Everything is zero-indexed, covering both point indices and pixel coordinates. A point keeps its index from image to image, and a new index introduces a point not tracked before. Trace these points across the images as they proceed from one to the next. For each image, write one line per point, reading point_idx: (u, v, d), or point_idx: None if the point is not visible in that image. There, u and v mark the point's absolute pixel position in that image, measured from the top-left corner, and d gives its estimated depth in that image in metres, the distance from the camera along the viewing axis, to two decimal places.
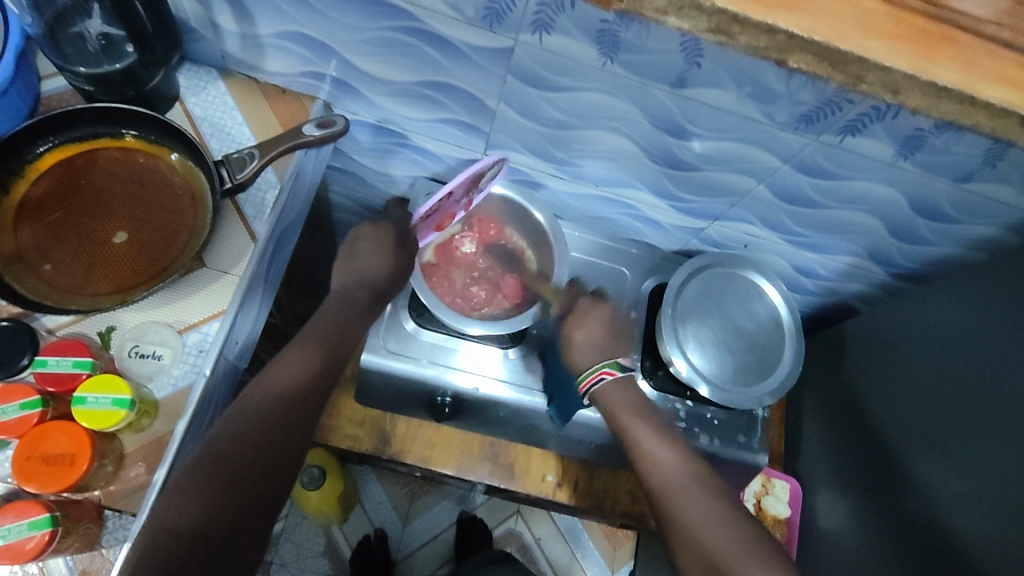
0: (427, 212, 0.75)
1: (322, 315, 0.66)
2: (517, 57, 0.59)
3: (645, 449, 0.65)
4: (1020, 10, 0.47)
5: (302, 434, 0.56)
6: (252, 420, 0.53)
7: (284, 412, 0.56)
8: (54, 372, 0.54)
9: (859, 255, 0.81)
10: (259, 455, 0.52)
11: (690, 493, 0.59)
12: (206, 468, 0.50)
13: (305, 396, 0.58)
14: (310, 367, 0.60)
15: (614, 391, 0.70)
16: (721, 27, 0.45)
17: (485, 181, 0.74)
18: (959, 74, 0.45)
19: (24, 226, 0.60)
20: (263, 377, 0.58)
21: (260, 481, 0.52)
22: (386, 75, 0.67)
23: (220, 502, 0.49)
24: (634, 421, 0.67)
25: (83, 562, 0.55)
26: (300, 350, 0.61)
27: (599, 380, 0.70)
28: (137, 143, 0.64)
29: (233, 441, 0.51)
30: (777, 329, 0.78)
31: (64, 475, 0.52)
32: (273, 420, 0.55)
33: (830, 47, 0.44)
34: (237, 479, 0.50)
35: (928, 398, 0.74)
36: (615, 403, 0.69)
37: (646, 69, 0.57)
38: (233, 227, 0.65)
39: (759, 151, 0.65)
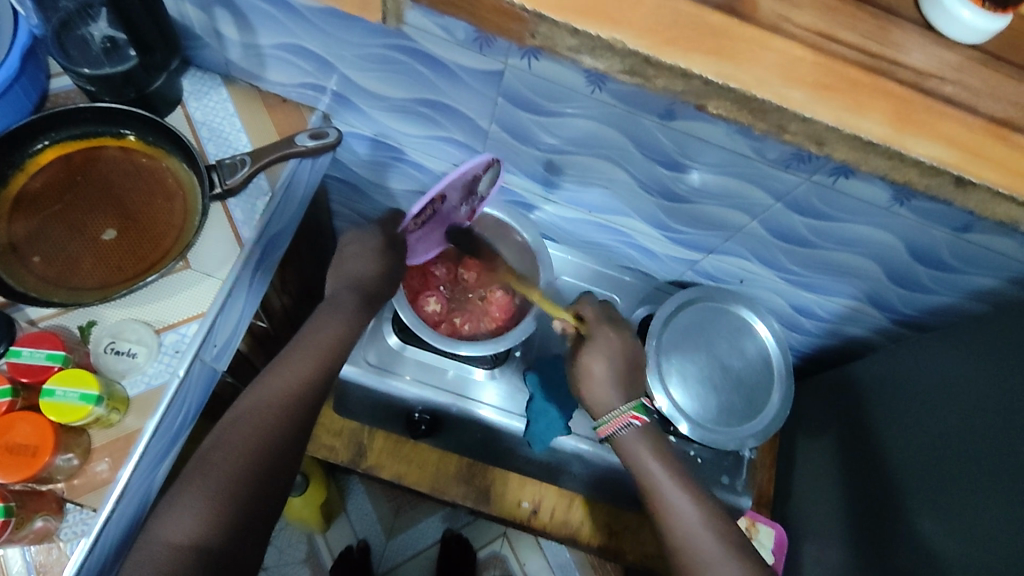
0: (420, 217, 0.72)
1: (318, 320, 0.66)
2: (507, 81, 0.59)
3: (668, 499, 0.63)
4: (968, 65, 0.46)
5: (296, 442, 0.57)
6: (242, 430, 0.55)
7: (275, 420, 0.56)
8: (27, 363, 0.55)
9: (858, 298, 0.79)
10: (250, 467, 0.53)
11: (715, 550, 0.59)
12: (200, 480, 0.52)
13: (299, 401, 0.58)
14: (301, 372, 0.60)
15: (636, 439, 0.67)
16: (634, 68, 0.45)
17: (483, 188, 0.71)
18: (886, 130, 0.44)
19: (19, 217, 0.62)
20: (259, 384, 0.59)
21: (251, 487, 0.53)
22: (382, 91, 0.68)
23: (219, 516, 0.50)
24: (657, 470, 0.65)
25: (41, 555, 0.55)
26: (294, 356, 0.61)
27: (625, 424, 0.67)
28: (137, 143, 0.66)
29: (228, 460, 0.53)
30: (765, 369, 0.76)
31: (27, 465, 0.53)
32: (264, 427, 0.55)
33: (747, 95, 0.44)
34: (232, 493, 0.52)
35: (919, 451, 0.72)
36: (636, 450, 0.66)
37: (632, 100, 0.56)
38: (222, 230, 0.66)
39: (752, 188, 0.64)
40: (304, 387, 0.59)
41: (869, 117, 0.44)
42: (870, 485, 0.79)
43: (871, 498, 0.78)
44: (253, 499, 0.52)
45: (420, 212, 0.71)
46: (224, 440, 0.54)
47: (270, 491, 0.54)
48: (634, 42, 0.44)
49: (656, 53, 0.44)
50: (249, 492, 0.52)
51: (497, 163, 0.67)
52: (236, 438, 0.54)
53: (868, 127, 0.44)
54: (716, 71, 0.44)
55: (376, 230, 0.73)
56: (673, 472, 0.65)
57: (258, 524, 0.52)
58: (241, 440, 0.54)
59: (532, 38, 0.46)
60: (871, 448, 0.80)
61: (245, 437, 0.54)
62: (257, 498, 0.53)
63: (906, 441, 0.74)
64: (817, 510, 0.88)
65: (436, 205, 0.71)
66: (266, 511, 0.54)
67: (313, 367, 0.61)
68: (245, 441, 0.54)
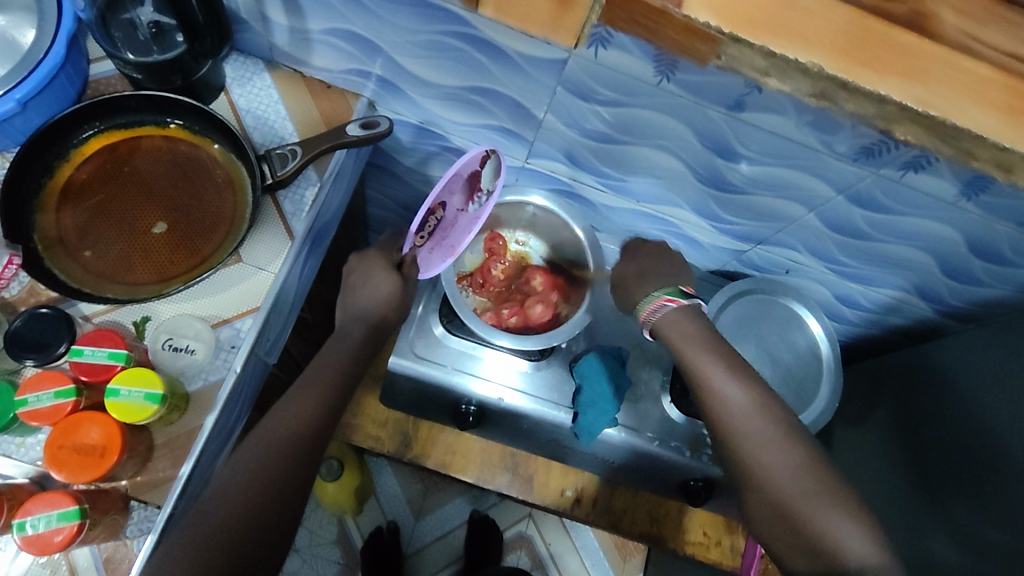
0: (425, 232, 0.68)
1: (323, 356, 0.64)
2: (569, 69, 0.57)
3: (708, 381, 0.61)
4: None
5: (302, 491, 0.55)
6: (264, 455, 0.54)
7: (282, 468, 0.54)
8: (89, 363, 0.54)
9: (906, 289, 0.78)
10: (244, 518, 0.51)
11: (761, 429, 0.58)
12: (221, 502, 0.51)
13: (300, 448, 0.56)
14: (319, 401, 0.59)
15: (675, 322, 0.65)
16: (826, 91, 0.46)
17: (487, 184, 0.64)
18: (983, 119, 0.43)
19: (67, 208, 0.61)
20: (277, 410, 0.58)
21: (275, 509, 0.53)
22: (433, 79, 0.66)
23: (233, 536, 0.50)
24: (700, 354, 0.63)
25: (106, 551, 0.55)
26: (295, 398, 0.59)
27: (661, 307, 0.66)
28: (181, 132, 0.64)
29: (226, 513, 0.50)
30: (814, 361, 0.76)
31: (95, 466, 0.52)
32: (283, 455, 0.55)
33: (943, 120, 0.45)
34: (226, 540, 0.49)
35: (962, 441, 0.73)
36: (674, 332, 0.65)
37: (703, 91, 0.55)
38: (271, 223, 0.64)
39: (813, 180, 0.63)
40: (305, 436, 0.57)
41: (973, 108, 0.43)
42: (909, 475, 0.80)
43: (910, 487, 0.79)
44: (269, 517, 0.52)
45: (420, 226, 0.67)
46: (242, 468, 0.53)
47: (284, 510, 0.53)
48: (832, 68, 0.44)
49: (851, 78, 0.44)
50: (259, 527, 0.51)
51: (495, 154, 0.63)
52: (234, 487, 0.52)
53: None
54: (908, 97, 0.44)
55: (376, 255, 0.72)
56: (714, 352, 0.63)
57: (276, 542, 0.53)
58: (244, 486, 0.52)
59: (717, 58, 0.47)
60: (907, 466, 0.80)
61: (249, 485, 0.52)
62: (259, 544, 0.51)
63: (944, 462, 0.75)
64: None
65: (439, 216, 0.67)
66: (281, 529, 0.53)
67: (314, 408, 0.59)
68: (245, 488, 0.52)
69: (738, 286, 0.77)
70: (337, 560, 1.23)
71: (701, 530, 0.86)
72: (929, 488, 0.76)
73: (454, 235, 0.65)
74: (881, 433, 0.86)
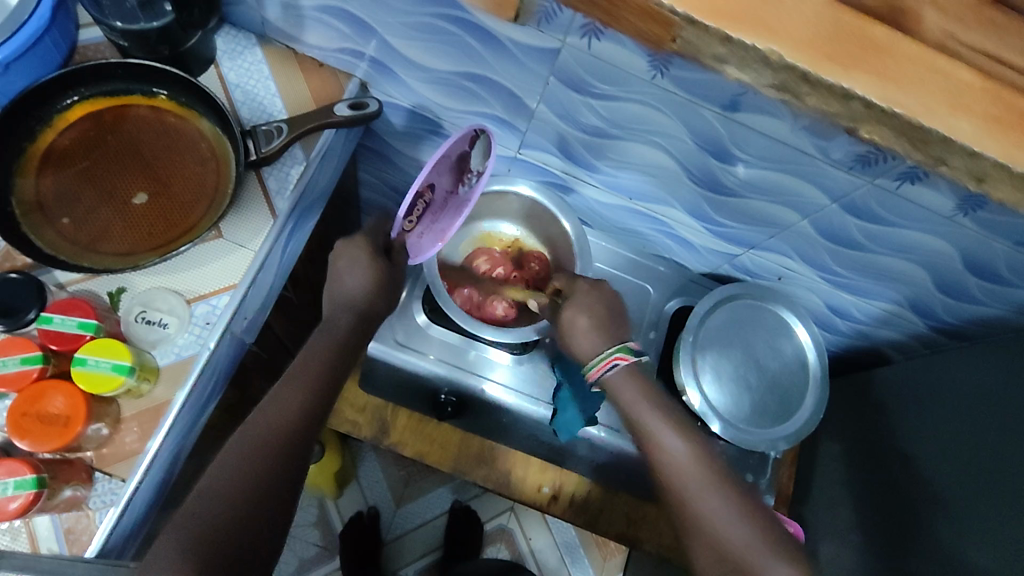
0: (414, 215, 0.66)
1: (310, 347, 0.62)
2: (562, 59, 0.56)
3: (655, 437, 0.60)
4: None
5: (284, 487, 0.54)
6: (246, 453, 0.53)
7: (269, 466, 0.53)
8: (58, 331, 0.54)
9: (899, 303, 0.77)
10: (227, 516, 0.50)
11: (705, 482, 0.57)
12: (200, 505, 0.50)
13: (288, 445, 0.55)
14: (303, 398, 0.58)
15: (625, 379, 0.62)
16: (787, 85, 0.42)
17: (477, 165, 0.64)
18: (971, 127, 0.41)
19: (47, 174, 0.60)
20: (260, 409, 0.57)
21: (263, 514, 0.52)
22: (425, 62, 0.65)
23: (211, 543, 0.49)
24: (646, 410, 0.61)
25: (68, 521, 0.54)
26: (282, 393, 0.58)
27: (612, 365, 0.62)
28: (168, 103, 0.63)
29: (207, 517, 0.50)
30: (801, 371, 0.75)
31: (60, 434, 0.52)
32: (263, 454, 0.54)
33: (912, 123, 0.41)
34: (215, 542, 0.49)
35: (953, 465, 0.71)
36: (624, 392, 0.62)
37: (696, 88, 0.53)
38: (254, 200, 0.63)
39: (807, 186, 0.61)
40: (291, 431, 0.56)
41: (965, 116, 0.41)
42: (897, 495, 0.78)
43: (897, 506, 0.77)
44: (252, 521, 0.51)
45: (408, 210, 0.64)
46: (226, 472, 0.52)
47: (265, 513, 0.52)
48: (793, 57, 0.40)
49: (815, 69, 0.40)
50: (239, 532, 0.50)
51: (484, 129, 0.62)
52: (220, 487, 0.51)
53: (965, 130, 0.41)
54: (874, 93, 0.40)
55: (360, 238, 0.68)
56: (659, 407, 0.61)
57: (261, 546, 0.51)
58: (231, 486, 0.51)
59: (674, 43, 0.43)
60: (893, 484, 0.79)
61: (229, 488, 0.51)
62: (239, 547, 0.50)
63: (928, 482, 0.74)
64: (834, 513, 0.88)
65: (427, 198, 0.65)
66: (262, 538, 0.52)
67: (301, 401, 0.58)
68: (225, 492, 0.51)
69: (729, 289, 0.76)
70: (315, 542, 1.24)
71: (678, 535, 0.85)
72: (914, 506, 0.74)
73: (451, 220, 0.62)
74: (869, 448, 0.85)
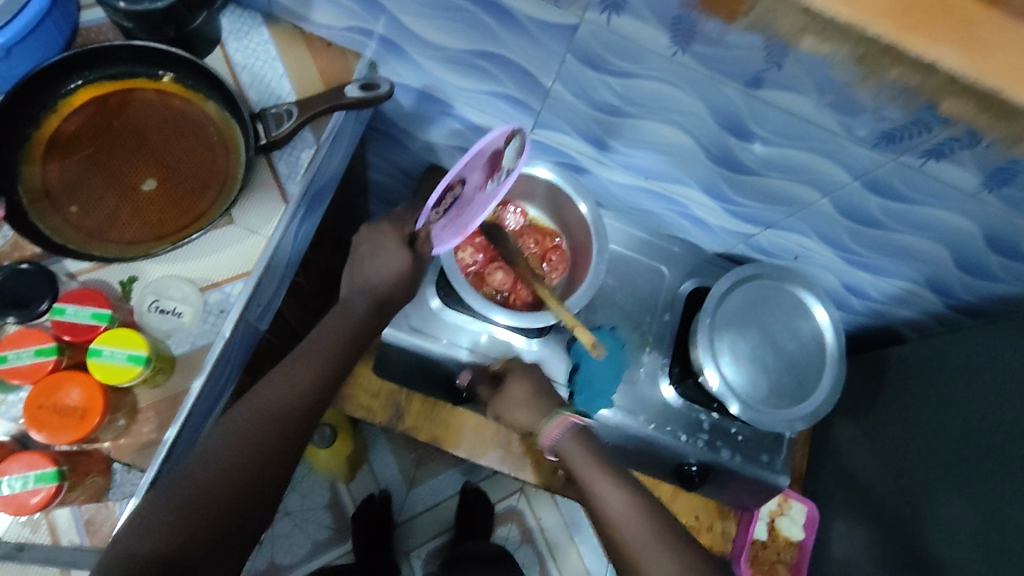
0: (441, 208, 0.66)
1: (321, 329, 0.62)
2: (580, 36, 0.54)
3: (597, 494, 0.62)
4: None
5: (279, 467, 0.53)
6: (248, 422, 0.53)
7: (269, 444, 0.53)
8: (71, 322, 0.53)
9: (917, 281, 0.76)
10: (223, 489, 0.50)
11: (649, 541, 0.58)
12: (197, 468, 0.50)
13: (290, 423, 0.55)
14: (310, 377, 0.57)
15: (573, 444, 0.66)
16: (868, 54, 0.44)
17: (508, 162, 0.58)
18: None
19: (53, 162, 0.59)
20: (268, 382, 0.56)
21: (257, 492, 0.51)
22: (438, 41, 0.63)
23: (197, 513, 0.48)
24: (592, 468, 0.64)
25: (89, 512, 0.54)
26: (290, 368, 0.57)
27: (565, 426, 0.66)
28: (174, 86, 0.62)
29: (201, 482, 0.49)
30: (818, 351, 0.74)
31: (76, 427, 0.51)
32: (264, 430, 0.53)
33: None
34: (204, 513, 0.48)
35: (965, 438, 0.71)
36: (572, 454, 0.66)
37: (720, 64, 0.52)
38: (265, 185, 0.62)
39: (829, 164, 0.60)
40: (297, 410, 0.56)
41: None
42: (909, 469, 0.79)
43: (909, 481, 0.78)
44: (241, 498, 0.50)
45: (437, 201, 0.65)
46: (225, 440, 0.52)
47: (258, 492, 0.51)
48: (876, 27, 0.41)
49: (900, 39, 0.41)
50: (229, 509, 0.49)
51: (524, 133, 0.57)
52: (222, 456, 0.51)
53: None
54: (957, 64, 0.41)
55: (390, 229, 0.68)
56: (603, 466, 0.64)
57: (247, 522, 0.51)
58: (235, 458, 0.51)
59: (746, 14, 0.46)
60: (905, 459, 0.80)
61: (228, 456, 0.51)
62: (223, 526, 0.49)
63: (942, 457, 0.74)
64: (849, 489, 0.89)
65: (458, 192, 0.65)
66: (247, 518, 0.51)
67: (309, 381, 0.57)
68: (221, 463, 0.51)
69: (744, 272, 0.76)
70: (328, 525, 1.24)
71: (694, 513, 0.88)
72: (928, 482, 0.75)
73: (469, 208, 0.60)
74: (882, 427, 0.85)
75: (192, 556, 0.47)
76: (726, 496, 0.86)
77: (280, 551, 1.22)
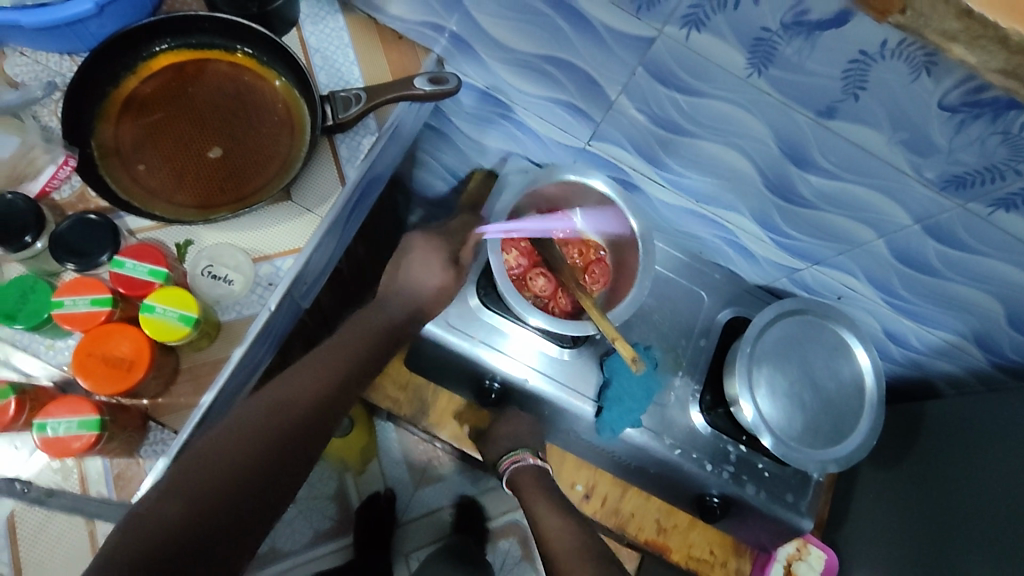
0: None
1: (345, 337, 0.67)
2: (655, 50, 0.55)
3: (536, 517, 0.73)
4: None
5: (304, 445, 0.55)
6: (282, 400, 0.56)
7: (298, 422, 0.55)
8: (128, 276, 0.54)
9: (963, 335, 0.74)
10: (234, 478, 0.48)
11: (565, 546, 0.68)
12: (236, 436, 0.51)
13: (318, 405, 0.58)
14: (334, 371, 0.62)
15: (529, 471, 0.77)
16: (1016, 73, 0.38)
17: None
18: None
19: (126, 122, 0.60)
20: (299, 373, 0.60)
21: (285, 465, 0.52)
22: (509, 42, 0.64)
23: (232, 477, 0.48)
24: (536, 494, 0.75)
25: (118, 467, 0.55)
26: (317, 364, 0.62)
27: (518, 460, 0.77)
28: (249, 61, 0.63)
29: (240, 446, 0.50)
30: (857, 395, 0.73)
31: (121, 379, 0.52)
32: (295, 410, 0.56)
33: None
34: (241, 477, 0.49)
35: (1000, 501, 0.69)
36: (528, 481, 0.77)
37: (795, 91, 0.52)
38: (325, 165, 0.63)
39: (890, 204, 0.60)
40: (302, 410, 0.56)
41: None
42: (936, 528, 0.76)
43: (936, 540, 0.76)
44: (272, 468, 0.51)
45: None
46: (260, 414, 0.54)
47: (287, 465, 0.53)
48: None
49: None
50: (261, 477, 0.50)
51: None
52: (259, 424, 0.53)
53: None
54: None
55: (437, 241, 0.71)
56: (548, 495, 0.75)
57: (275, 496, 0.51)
58: (249, 451, 0.51)
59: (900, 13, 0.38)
60: (934, 517, 0.77)
61: (264, 427, 0.53)
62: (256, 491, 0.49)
63: (974, 518, 0.72)
64: (871, 543, 0.86)
65: None
66: (276, 489, 0.51)
67: (333, 371, 0.62)
68: (259, 431, 0.52)
69: (778, 309, 0.74)
70: (332, 516, 1.24)
71: (708, 548, 0.87)
72: (957, 543, 0.73)
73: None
74: (912, 481, 0.83)
75: (224, 516, 0.46)
76: (741, 531, 0.84)
77: (282, 537, 1.22)
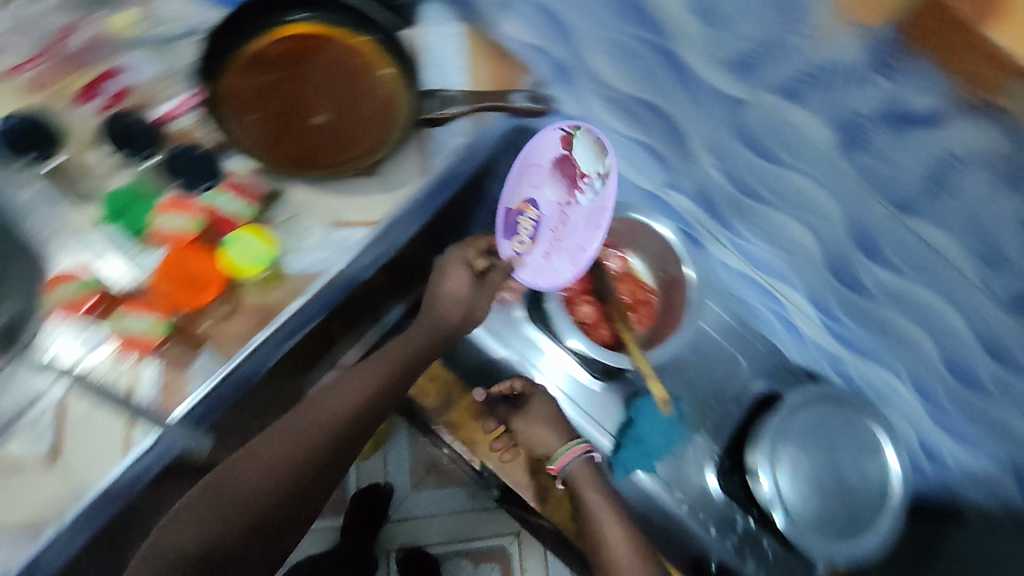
0: (524, 235, 0.73)
1: (382, 353, 0.68)
2: (748, 111, 0.57)
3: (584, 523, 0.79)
4: None
5: (330, 464, 0.57)
6: (307, 424, 0.58)
7: (328, 444, 0.57)
8: (218, 207, 0.61)
9: (1002, 466, 0.72)
10: (259, 510, 0.51)
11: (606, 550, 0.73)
12: (254, 469, 0.53)
13: (347, 424, 0.60)
14: (368, 387, 0.63)
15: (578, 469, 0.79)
16: None
17: (592, 167, 0.68)
18: None
19: (242, 74, 0.63)
20: (330, 390, 0.62)
21: (309, 489, 0.55)
22: (608, 78, 0.67)
23: (251, 512, 0.50)
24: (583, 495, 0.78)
25: (167, 381, 0.58)
26: (351, 380, 0.64)
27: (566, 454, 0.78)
28: (366, 45, 0.65)
29: (257, 479, 0.52)
30: (879, 497, 0.71)
31: (192, 295, 0.59)
32: (324, 433, 0.58)
33: None
34: (258, 509, 0.51)
35: None
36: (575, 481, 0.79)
37: (875, 179, 0.53)
38: (413, 152, 0.67)
39: (950, 311, 0.59)
40: (333, 430, 0.58)
41: None
42: None
43: None
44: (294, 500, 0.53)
45: (520, 233, 0.73)
46: (282, 444, 0.55)
47: (310, 493, 0.55)
48: None
49: None
50: (280, 504, 0.52)
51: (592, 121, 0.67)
52: (278, 454, 0.54)
53: None
54: None
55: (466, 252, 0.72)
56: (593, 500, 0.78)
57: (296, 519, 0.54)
58: (273, 469, 0.54)
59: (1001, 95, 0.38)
60: None
61: (288, 456, 0.54)
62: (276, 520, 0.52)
63: None
64: None
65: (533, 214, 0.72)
66: (298, 510, 0.54)
67: (365, 387, 0.63)
68: (282, 459, 0.54)
69: (807, 393, 0.73)
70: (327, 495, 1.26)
71: None
72: None
73: (567, 230, 0.71)
74: None
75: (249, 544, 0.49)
76: None
77: None
